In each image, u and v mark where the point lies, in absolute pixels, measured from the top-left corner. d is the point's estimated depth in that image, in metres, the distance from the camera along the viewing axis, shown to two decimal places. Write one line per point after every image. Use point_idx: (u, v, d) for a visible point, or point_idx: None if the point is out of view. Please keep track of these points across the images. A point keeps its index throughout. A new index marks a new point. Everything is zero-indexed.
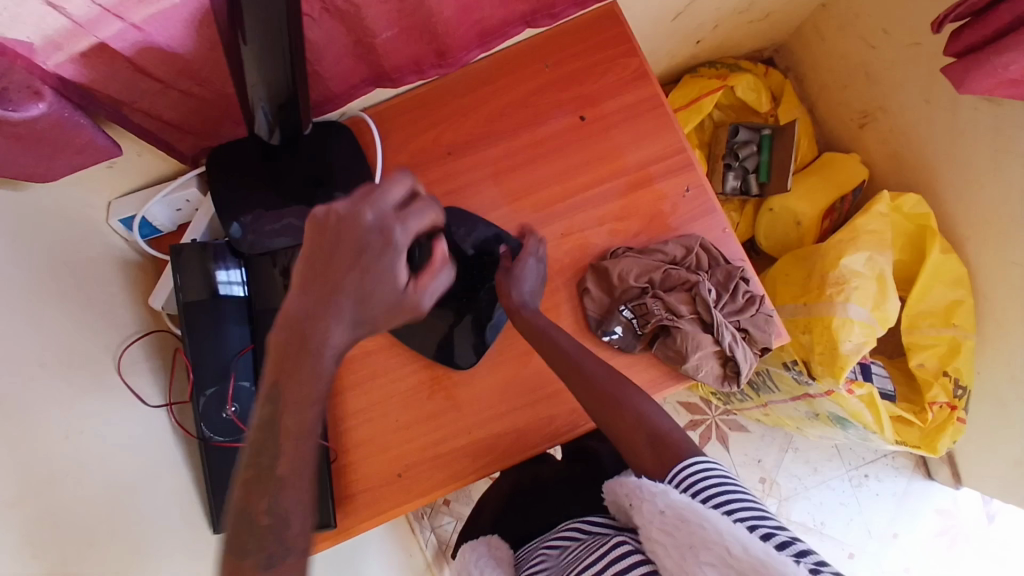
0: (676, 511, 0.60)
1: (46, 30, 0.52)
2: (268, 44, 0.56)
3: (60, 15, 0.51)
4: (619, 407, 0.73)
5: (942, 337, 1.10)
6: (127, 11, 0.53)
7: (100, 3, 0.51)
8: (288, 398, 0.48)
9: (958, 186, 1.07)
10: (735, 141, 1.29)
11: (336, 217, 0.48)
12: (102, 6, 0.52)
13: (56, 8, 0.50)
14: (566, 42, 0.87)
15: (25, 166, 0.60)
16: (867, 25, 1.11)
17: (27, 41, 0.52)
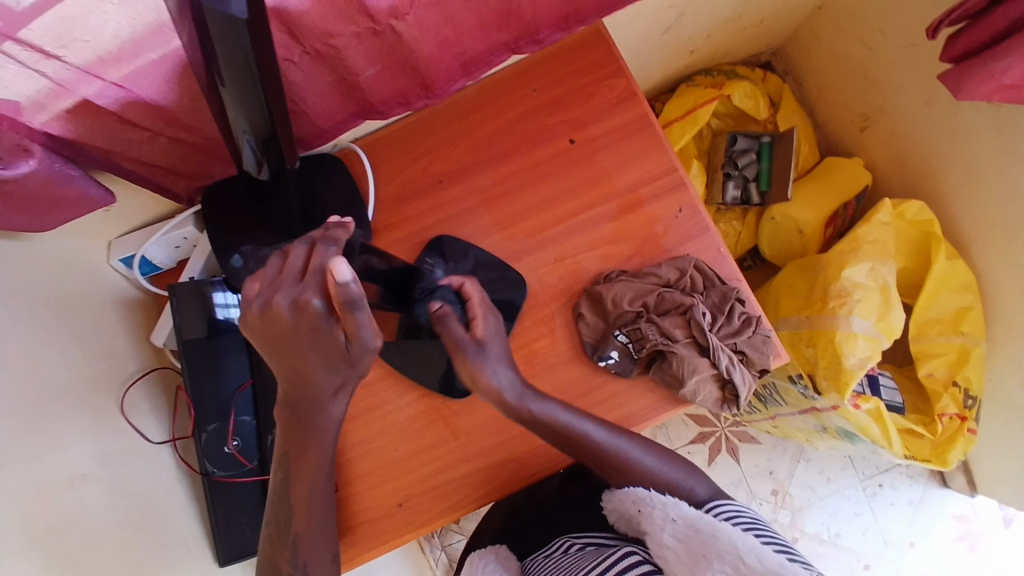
0: (687, 520, 0.67)
1: (28, 92, 0.53)
2: (245, 89, 0.55)
3: (41, 77, 0.52)
4: (623, 463, 0.76)
5: (952, 345, 1.08)
6: (105, 69, 0.54)
7: (78, 65, 0.52)
8: (294, 468, 0.70)
9: (962, 190, 1.04)
10: (734, 150, 1.27)
11: (258, 314, 0.54)
12: (80, 68, 0.52)
13: (35, 70, 0.51)
14: (552, 66, 0.87)
15: (18, 222, 0.63)
16: (863, 27, 1.09)
17: (13, 104, 0.53)
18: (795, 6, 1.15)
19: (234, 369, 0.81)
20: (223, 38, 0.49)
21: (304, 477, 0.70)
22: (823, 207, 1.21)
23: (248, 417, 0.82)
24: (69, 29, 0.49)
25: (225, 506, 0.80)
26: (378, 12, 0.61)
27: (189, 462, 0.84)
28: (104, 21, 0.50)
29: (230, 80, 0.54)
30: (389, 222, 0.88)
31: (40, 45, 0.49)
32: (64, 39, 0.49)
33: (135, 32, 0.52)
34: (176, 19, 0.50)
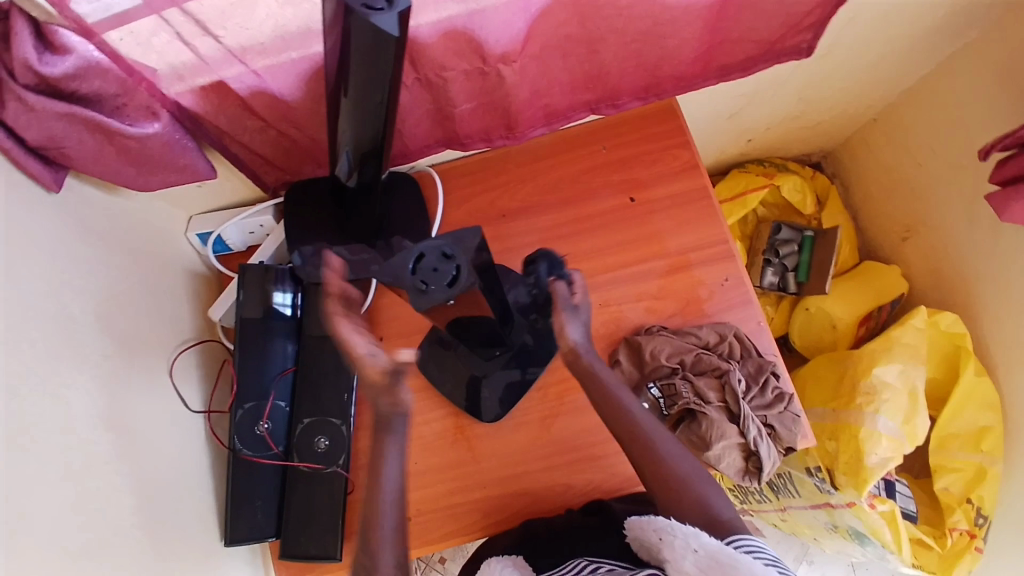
0: (710, 554, 0.63)
1: (173, 62, 0.59)
2: (363, 103, 0.61)
3: (190, 51, 0.58)
4: (671, 480, 0.70)
5: (970, 462, 1.07)
6: (248, 56, 0.60)
7: (228, 49, 0.58)
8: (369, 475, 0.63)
9: (996, 313, 1.07)
10: (776, 239, 1.32)
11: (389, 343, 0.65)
12: (228, 51, 0.58)
13: (186, 44, 0.57)
14: (624, 129, 0.94)
15: (127, 175, 0.68)
16: (915, 145, 1.15)
17: (154, 69, 0.59)
18: (852, 116, 1.22)
19: (280, 352, 0.84)
20: (362, 54, 0.53)
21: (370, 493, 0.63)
22: (858, 306, 1.26)
23: (283, 403, 0.83)
24: (229, 16, 0.55)
25: (244, 485, 0.81)
26: (490, 56, 0.68)
27: (217, 435, 0.86)
28: (261, 13, 0.55)
29: (354, 92, 0.59)
30: None
31: (199, 21, 0.55)
32: (221, 22, 0.55)
33: (284, 31, 0.58)
34: (327, 33, 0.55)
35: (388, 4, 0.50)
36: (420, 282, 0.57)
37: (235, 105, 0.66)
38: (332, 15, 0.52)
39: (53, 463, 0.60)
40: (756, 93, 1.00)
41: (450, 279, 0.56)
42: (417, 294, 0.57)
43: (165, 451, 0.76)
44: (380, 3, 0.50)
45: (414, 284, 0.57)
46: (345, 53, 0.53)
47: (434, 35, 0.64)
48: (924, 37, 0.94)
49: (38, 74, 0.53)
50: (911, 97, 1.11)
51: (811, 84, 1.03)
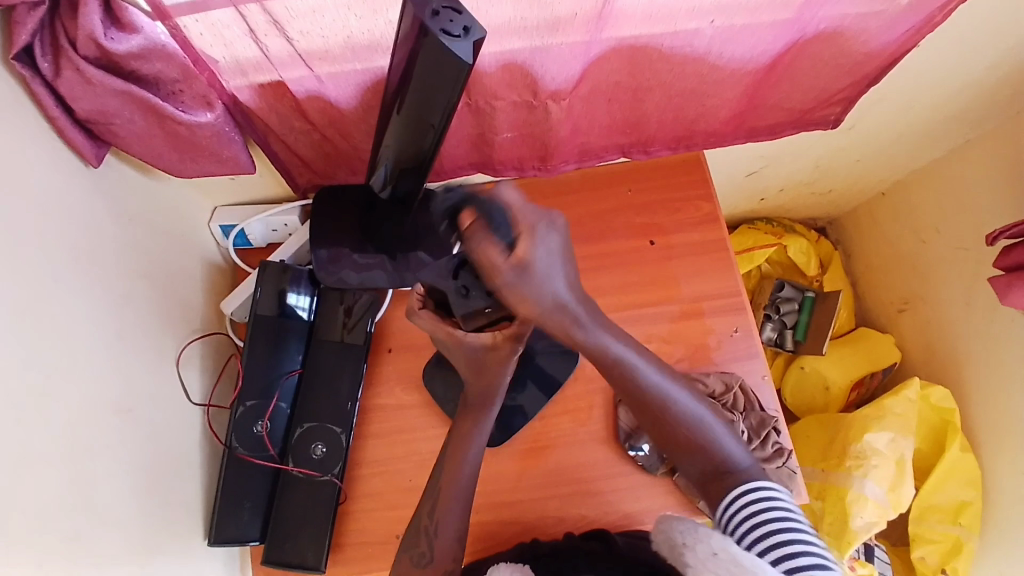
0: (731, 555, 0.61)
1: (239, 56, 0.59)
2: (412, 120, 0.61)
3: (257, 49, 0.58)
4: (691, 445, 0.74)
5: (948, 534, 1.09)
6: (313, 61, 0.60)
7: (296, 51, 0.59)
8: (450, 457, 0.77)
9: (984, 393, 1.10)
10: (778, 295, 1.36)
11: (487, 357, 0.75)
12: (295, 53, 0.59)
13: (255, 40, 0.58)
14: (650, 174, 0.97)
15: (168, 159, 0.68)
16: (923, 223, 1.19)
17: (217, 61, 0.60)
18: (862, 188, 1.27)
19: (291, 352, 0.83)
20: (427, 77, 0.54)
21: (453, 466, 0.76)
22: (852, 371, 1.28)
23: (286, 404, 0.83)
24: (301, 22, 0.56)
25: (236, 483, 0.79)
26: (542, 92, 0.70)
27: (214, 429, 0.84)
28: (334, 21, 0.56)
29: (409, 109, 0.59)
30: None
31: (274, 20, 0.55)
32: (293, 24, 0.56)
33: (354, 43, 0.59)
34: (396, 50, 0.56)
35: (465, 35, 0.51)
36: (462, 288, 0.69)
37: (288, 106, 0.67)
38: (405, 34, 0.53)
39: (55, 438, 0.59)
40: (777, 157, 1.05)
41: (487, 291, 0.67)
42: (458, 298, 0.70)
43: (162, 439, 0.75)
44: (457, 31, 0.51)
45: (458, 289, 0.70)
46: (410, 71, 0.55)
47: (494, 66, 0.66)
48: (942, 121, 0.98)
49: (101, 48, 0.54)
50: (923, 177, 1.15)
51: (830, 154, 1.07)
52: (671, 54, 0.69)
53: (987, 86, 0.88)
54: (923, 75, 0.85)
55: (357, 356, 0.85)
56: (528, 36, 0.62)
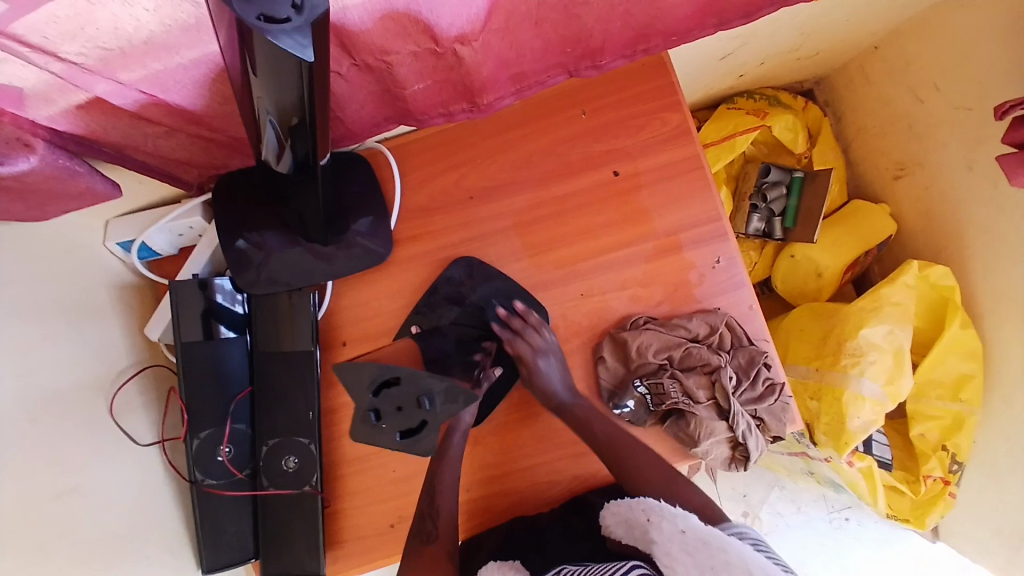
0: (698, 533, 0.64)
1: (31, 83, 0.45)
2: (277, 83, 0.44)
3: (42, 72, 0.43)
4: (637, 459, 0.75)
5: (947, 410, 1.09)
6: (119, 70, 0.46)
7: (94, 62, 0.44)
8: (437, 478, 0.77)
9: (987, 263, 1.04)
10: (764, 181, 1.24)
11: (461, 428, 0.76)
12: (95, 64, 0.44)
13: (33, 65, 0.43)
14: (604, 90, 0.81)
15: (17, 212, 0.54)
16: (920, 77, 1.04)
17: (18, 90, 0.45)
18: (853, 44, 1.10)
19: (234, 371, 0.77)
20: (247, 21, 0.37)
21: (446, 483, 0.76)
22: (844, 255, 1.21)
23: (243, 426, 0.78)
24: (80, 29, 0.41)
25: (212, 517, 0.76)
26: (442, 38, 0.55)
27: (177, 466, 0.78)
28: (119, 18, 0.41)
29: (261, 59, 0.41)
30: (411, 232, 0.83)
31: (36, 35, 0.40)
32: (66, 36, 0.41)
33: (162, 39, 0.44)
34: (217, 18, 0.40)
35: (296, 11, 0.37)
36: (376, 411, 0.61)
37: (126, 118, 0.52)
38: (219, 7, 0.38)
39: None
40: (755, 35, 0.87)
41: (407, 429, 0.61)
42: (365, 422, 0.61)
43: (122, 495, 0.71)
44: (283, 13, 0.37)
45: (370, 409, 0.61)
46: (243, 39, 0.39)
47: (371, 19, 0.50)
48: None
49: None
50: (939, 15, 0.96)
51: (815, 20, 0.90)
52: None
53: None
54: None
55: (305, 360, 0.77)
56: None
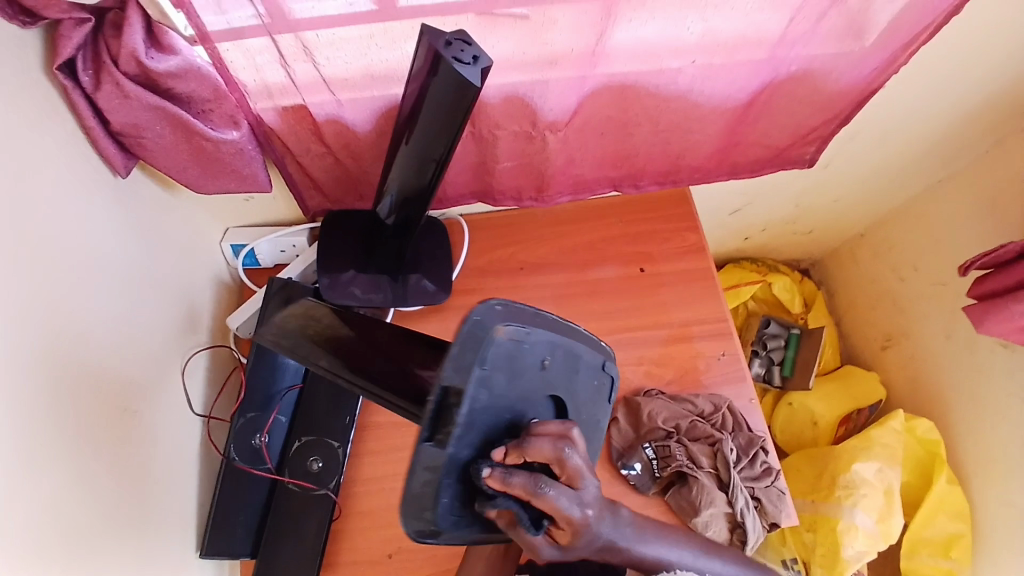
0: None
1: (269, 81, 0.66)
2: (412, 158, 0.69)
3: (285, 73, 0.65)
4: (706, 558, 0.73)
5: (939, 569, 1.13)
6: (337, 88, 0.68)
7: (324, 78, 0.67)
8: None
9: (973, 427, 1.13)
10: (765, 332, 1.39)
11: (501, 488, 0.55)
12: (323, 79, 0.67)
13: (285, 69, 0.65)
14: (639, 207, 1.03)
15: (189, 178, 0.72)
16: (900, 261, 1.25)
17: (248, 84, 0.66)
18: (841, 229, 1.34)
19: (291, 367, 0.86)
20: (439, 109, 0.60)
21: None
22: (839, 406, 1.31)
23: (284, 418, 0.85)
24: (332, 51, 0.63)
25: (230, 495, 0.81)
26: (540, 121, 0.77)
27: (214, 441, 0.86)
28: (358, 55, 0.65)
29: (433, 100, 0.59)
30: (466, 287, 0.98)
31: (305, 46, 0.62)
32: (321, 53, 0.64)
33: (373, 73, 0.67)
34: (415, 71, 0.60)
35: (474, 61, 0.56)
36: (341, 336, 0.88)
37: (306, 128, 0.74)
38: (423, 58, 0.57)
39: (69, 430, 0.60)
40: (758, 193, 1.14)
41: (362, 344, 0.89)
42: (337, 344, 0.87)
43: (167, 448, 0.76)
44: (466, 58, 0.55)
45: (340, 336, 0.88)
46: (430, 77, 0.57)
47: (497, 97, 0.73)
48: (913, 158, 1.07)
49: (142, 66, 0.59)
50: (908, 211, 1.20)
51: (806, 193, 1.16)
52: (656, 92, 0.76)
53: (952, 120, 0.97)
54: (887, 116, 0.95)
55: None
56: (529, 70, 0.70)
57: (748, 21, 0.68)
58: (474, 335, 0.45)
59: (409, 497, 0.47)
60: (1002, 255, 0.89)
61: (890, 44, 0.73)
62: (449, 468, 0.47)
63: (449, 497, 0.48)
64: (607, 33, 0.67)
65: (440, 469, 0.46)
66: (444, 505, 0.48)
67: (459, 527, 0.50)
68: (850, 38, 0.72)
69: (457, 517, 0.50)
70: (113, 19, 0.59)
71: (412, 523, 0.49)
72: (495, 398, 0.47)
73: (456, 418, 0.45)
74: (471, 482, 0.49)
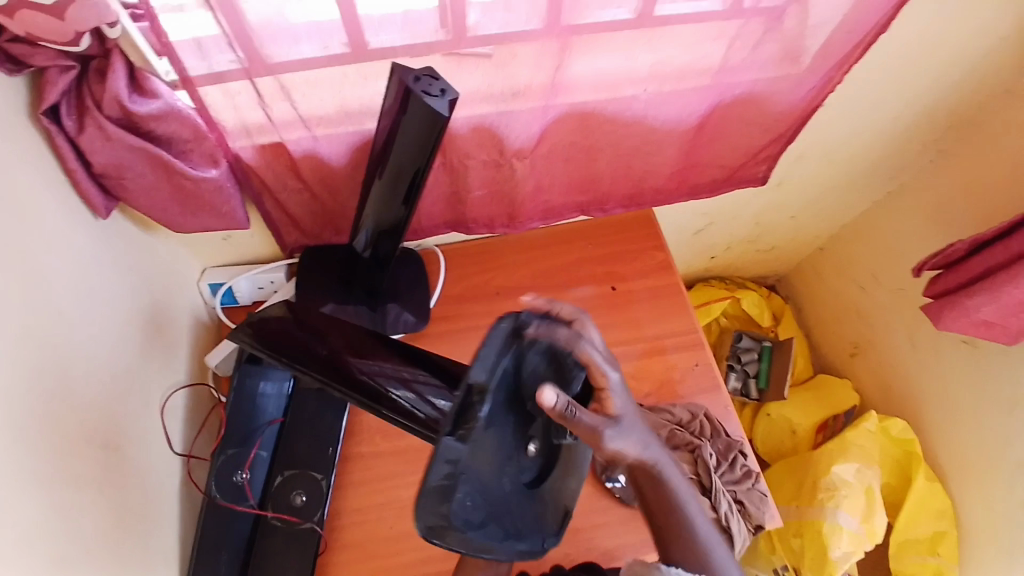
0: None
1: (246, 121, 0.70)
2: (387, 192, 0.72)
3: (263, 112, 0.69)
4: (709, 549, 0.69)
5: (928, 567, 1.16)
6: (314, 125, 0.72)
7: (302, 117, 0.71)
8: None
9: (942, 423, 1.18)
10: (738, 347, 1.45)
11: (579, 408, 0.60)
12: (301, 118, 0.71)
13: (264, 108, 0.69)
14: (607, 229, 1.07)
15: (170, 215, 0.75)
16: (858, 270, 1.31)
17: (228, 124, 0.70)
18: (801, 244, 1.40)
19: (271, 401, 0.86)
20: (411, 142, 0.64)
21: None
22: (815, 414, 1.35)
23: (266, 453, 0.85)
24: (309, 90, 0.67)
25: (213, 533, 0.79)
26: (507, 149, 0.82)
27: (195, 480, 0.85)
28: (335, 94, 0.69)
29: (407, 131, 0.62)
30: (445, 314, 1.00)
31: (284, 86, 0.66)
32: (299, 92, 0.67)
33: (347, 110, 0.71)
34: (388, 106, 0.63)
35: (443, 94, 0.60)
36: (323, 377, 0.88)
37: (283, 165, 0.77)
38: (396, 93, 0.61)
39: (55, 469, 0.60)
40: (719, 213, 1.20)
41: None
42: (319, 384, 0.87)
43: (149, 488, 0.75)
44: (435, 92, 0.59)
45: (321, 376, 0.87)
46: (403, 110, 0.61)
47: (466, 128, 0.78)
48: (860, 173, 1.15)
49: (125, 109, 0.62)
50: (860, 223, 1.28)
51: (765, 211, 1.23)
52: (614, 118, 0.82)
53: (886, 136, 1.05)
54: (828, 133, 1.03)
55: (337, 400, 0.87)
56: (495, 102, 0.75)
57: (694, 50, 0.74)
58: (503, 336, 0.49)
59: (428, 490, 0.47)
60: (953, 253, 0.96)
61: (824, 65, 0.80)
62: (467, 463, 0.48)
63: (463, 494, 0.49)
64: (565, 66, 0.72)
65: (460, 464, 0.48)
66: (457, 503, 0.49)
67: (467, 529, 0.50)
68: (788, 62, 0.79)
69: (468, 517, 0.50)
70: (97, 66, 0.62)
71: (425, 517, 0.48)
72: (508, 400, 0.50)
73: (480, 413, 0.47)
74: (479, 480, 0.50)
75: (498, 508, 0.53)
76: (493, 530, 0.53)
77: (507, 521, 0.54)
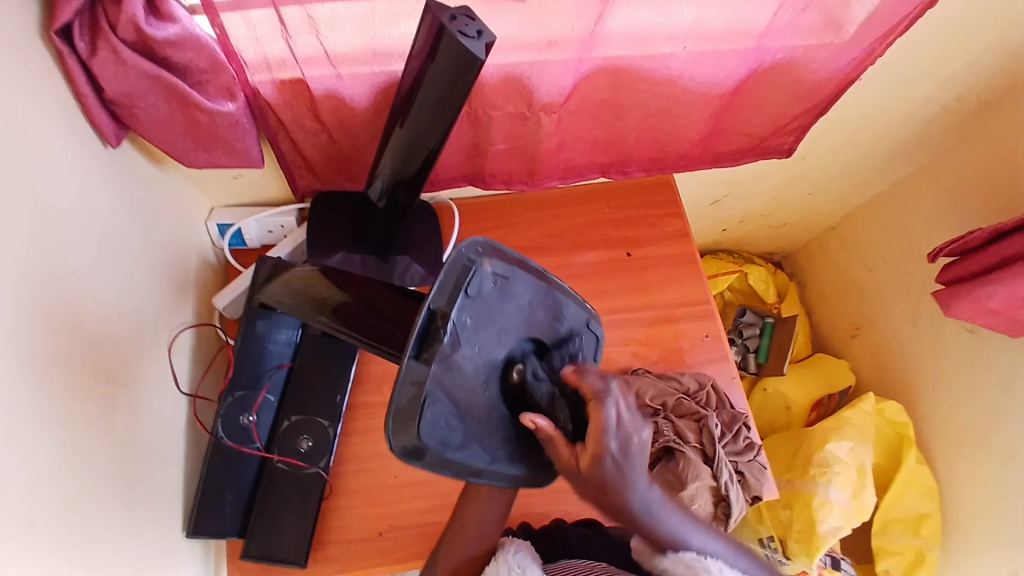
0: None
1: (267, 54, 0.66)
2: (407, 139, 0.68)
3: (286, 47, 0.65)
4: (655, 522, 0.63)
5: (910, 545, 1.20)
6: (340, 63, 0.68)
7: (327, 52, 0.67)
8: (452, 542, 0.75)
9: (936, 406, 1.20)
10: (741, 321, 1.45)
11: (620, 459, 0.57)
12: (326, 54, 0.67)
13: (288, 42, 0.65)
14: (626, 193, 1.05)
15: (182, 149, 0.72)
16: (868, 252, 1.30)
17: (249, 57, 0.66)
18: (814, 223, 1.39)
19: (280, 347, 0.85)
20: (436, 86, 0.60)
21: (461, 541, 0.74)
22: (811, 390, 1.37)
23: (273, 397, 0.84)
24: (336, 24, 0.64)
25: (222, 472, 0.80)
26: (536, 103, 0.79)
27: (201, 419, 0.85)
28: (363, 31, 0.65)
29: (436, 73, 0.58)
30: None
31: (312, 19, 0.62)
32: (327, 27, 0.64)
33: (374, 48, 0.68)
34: (419, 46, 0.58)
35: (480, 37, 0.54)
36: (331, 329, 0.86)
37: (302, 103, 0.74)
38: (428, 30, 0.56)
39: (65, 405, 0.59)
40: (739, 184, 1.17)
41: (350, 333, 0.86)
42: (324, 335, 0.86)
43: (153, 426, 0.75)
44: (473, 33, 0.54)
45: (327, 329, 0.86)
46: (435, 51, 0.56)
47: (495, 77, 0.75)
48: (883, 154, 1.12)
49: (140, 32, 0.58)
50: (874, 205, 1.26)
51: (783, 186, 1.21)
52: (648, 76, 0.78)
53: (917, 117, 1.03)
54: (860, 110, 1.00)
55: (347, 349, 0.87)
56: (528, 51, 0.71)
57: (735, 12, 0.71)
58: (461, 264, 0.47)
59: (393, 413, 0.47)
60: (970, 242, 0.94)
61: (868, 37, 0.77)
62: (436, 386, 0.47)
63: (435, 414, 0.48)
64: (604, 18, 0.68)
65: (426, 386, 0.47)
66: (427, 425, 0.48)
67: (444, 449, 0.49)
68: (830, 31, 0.76)
69: (443, 438, 0.49)
70: None
71: (396, 438, 0.48)
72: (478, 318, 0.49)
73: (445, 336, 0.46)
74: (456, 404, 0.49)
75: (480, 427, 0.51)
76: (474, 449, 0.51)
77: (490, 440, 0.53)
